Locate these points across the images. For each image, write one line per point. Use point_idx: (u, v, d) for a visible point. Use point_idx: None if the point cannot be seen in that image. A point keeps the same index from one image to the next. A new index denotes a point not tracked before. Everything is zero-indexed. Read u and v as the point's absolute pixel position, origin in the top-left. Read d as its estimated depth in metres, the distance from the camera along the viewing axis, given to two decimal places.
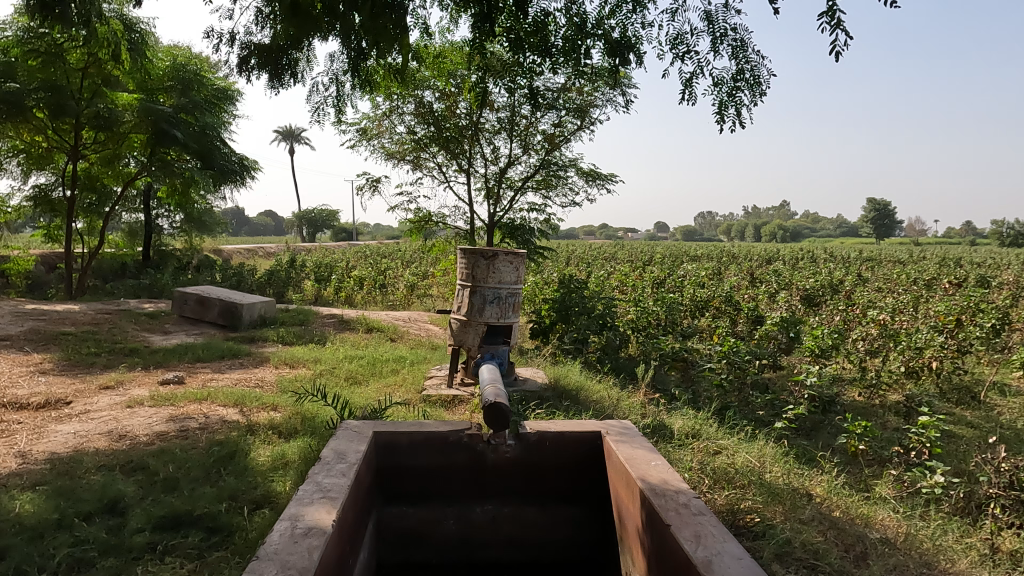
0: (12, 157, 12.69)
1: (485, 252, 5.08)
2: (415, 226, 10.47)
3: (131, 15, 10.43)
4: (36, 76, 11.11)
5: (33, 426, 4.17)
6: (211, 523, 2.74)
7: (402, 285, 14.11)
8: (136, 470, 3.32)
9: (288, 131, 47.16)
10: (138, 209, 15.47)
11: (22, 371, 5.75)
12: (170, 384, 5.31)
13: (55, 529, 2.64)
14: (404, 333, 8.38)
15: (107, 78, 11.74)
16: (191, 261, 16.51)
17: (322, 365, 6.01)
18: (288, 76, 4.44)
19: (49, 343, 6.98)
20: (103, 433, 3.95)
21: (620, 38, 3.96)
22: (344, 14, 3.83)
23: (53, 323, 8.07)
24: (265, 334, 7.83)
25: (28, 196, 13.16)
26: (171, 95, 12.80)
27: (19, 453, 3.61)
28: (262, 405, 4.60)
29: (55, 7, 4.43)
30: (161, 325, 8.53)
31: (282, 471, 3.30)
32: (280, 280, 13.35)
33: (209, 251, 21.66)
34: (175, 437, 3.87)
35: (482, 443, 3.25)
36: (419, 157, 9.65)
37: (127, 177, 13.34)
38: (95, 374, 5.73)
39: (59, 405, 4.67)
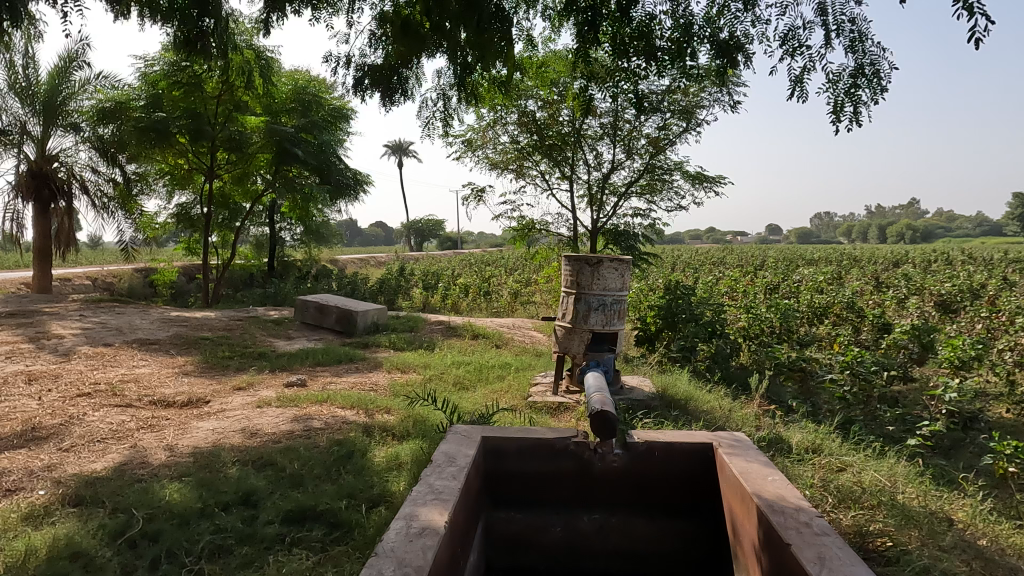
0: (159, 180, 13.94)
1: (590, 258, 5.06)
2: (519, 234, 10.60)
3: (259, 44, 11.34)
4: (179, 106, 12.21)
5: (178, 422, 4.60)
6: (332, 518, 2.91)
7: (506, 292, 14.34)
8: (267, 465, 3.58)
9: (397, 146, 49.37)
10: (264, 223, 16.73)
11: (168, 372, 6.36)
12: (294, 386, 5.68)
13: (198, 517, 2.90)
14: (508, 340, 8.50)
15: (238, 104, 12.71)
16: (310, 271, 17.62)
17: (431, 370, 6.22)
18: (399, 93, 4.78)
19: (190, 346, 7.70)
20: (237, 430, 4.29)
21: (727, 39, 3.88)
22: (450, 31, 4.13)
23: (193, 329, 8.88)
24: (377, 340, 8.20)
25: (173, 214, 14.56)
26: (292, 116, 13.76)
27: (168, 446, 3.99)
28: (377, 407, 4.82)
29: (198, 43, 4.95)
30: (284, 331, 9.16)
31: (396, 472, 3.44)
32: (391, 288, 13.98)
33: (328, 262, 23.11)
34: (300, 436, 4.15)
35: (589, 451, 3.22)
36: (523, 166, 9.79)
37: (255, 194, 14.47)
38: (229, 376, 6.24)
39: (199, 404, 5.13)
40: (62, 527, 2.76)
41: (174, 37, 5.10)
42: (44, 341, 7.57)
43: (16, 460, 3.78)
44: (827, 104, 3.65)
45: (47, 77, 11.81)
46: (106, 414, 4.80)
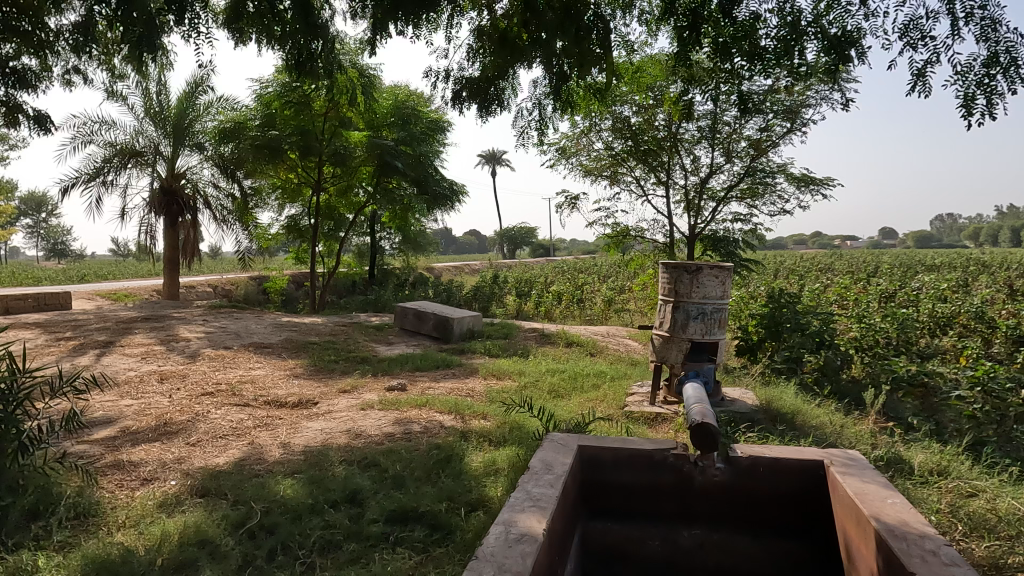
0: (272, 193, 14.90)
1: (688, 266, 4.93)
2: (613, 241, 10.50)
3: (362, 62, 11.92)
4: (289, 124, 13.07)
5: (290, 422, 4.89)
6: (433, 520, 2.99)
7: (600, 300, 14.22)
8: (371, 466, 3.74)
9: (491, 154, 50.31)
10: (366, 233, 17.49)
11: (281, 374, 6.78)
12: (395, 390, 5.89)
13: (309, 512, 3.06)
14: (603, 348, 8.41)
15: (342, 120, 13.36)
16: (409, 278, 18.24)
17: (526, 377, 6.27)
18: (496, 104, 4.89)
19: (300, 350, 8.16)
20: (343, 431, 4.51)
21: (839, 35, 3.69)
22: (547, 41, 4.15)
23: (302, 333, 9.40)
24: (473, 346, 8.35)
25: (284, 225, 15.52)
26: (393, 130, 14.33)
27: (282, 444, 4.25)
28: (474, 413, 4.91)
29: (308, 65, 5.27)
30: (385, 336, 9.52)
31: (494, 477, 3.49)
32: (485, 295, 14.22)
33: (425, 270, 23.85)
34: (401, 438, 4.30)
35: (690, 464, 3.14)
36: (617, 173, 9.69)
37: (358, 205, 15.17)
38: (336, 379, 6.57)
39: (309, 405, 5.43)
40: (191, 516, 2.99)
41: (286, 59, 5.45)
42: (173, 343, 8.27)
43: (151, 452, 4.14)
44: (954, 98, 3.39)
45: (177, 102, 12.83)
46: (226, 412, 5.17)
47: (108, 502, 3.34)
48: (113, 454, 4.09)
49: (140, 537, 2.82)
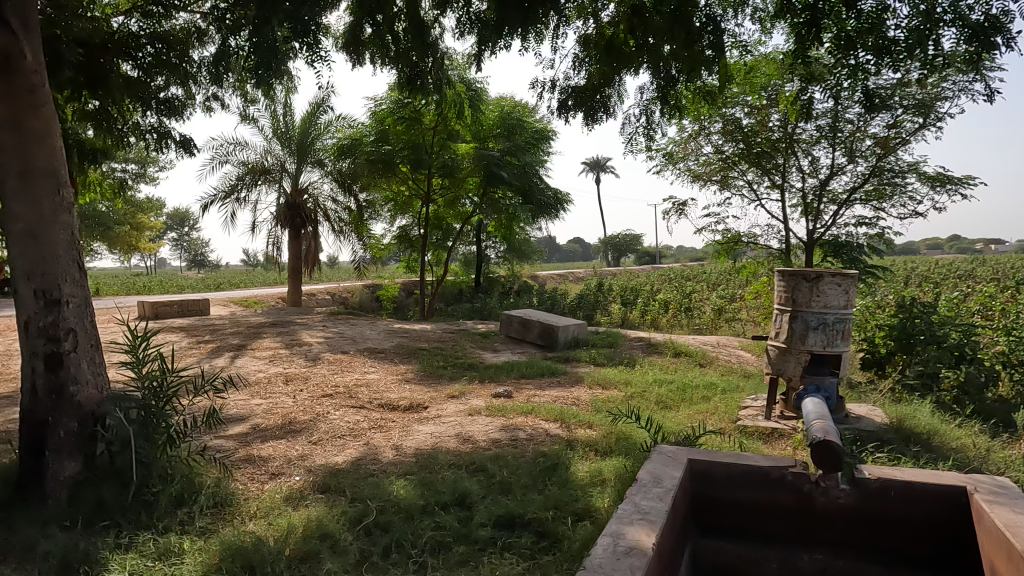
0: (385, 206, 15.61)
1: (807, 273, 4.67)
2: (723, 248, 10.14)
3: (469, 76, 12.28)
4: (401, 139, 13.66)
5: (402, 424, 5.08)
6: (540, 528, 3.01)
7: (709, 309, 13.74)
8: (479, 471, 3.81)
9: (595, 162, 50.13)
10: (473, 242, 17.92)
11: (393, 378, 7.06)
12: (501, 397, 5.98)
13: (421, 513, 3.17)
14: (713, 358, 8.12)
15: (451, 133, 13.79)
16: (513, 286, 18.49)
17: (632, 388, 6.15)
18: (602, 112, 4.92)
19: (411, 356, 8.48)
20: (452, 435, 4.63)
21: (981, 21, 3.38)
22: (656, 46, 4.19)
23: (413, 340, 9.76)
24: (578, 355, 8.32)
25: (396, 236, 16.21)
26: (499, 141, 14.62)
27: (395, 446, 4.43)
28: (580, 422, 4.89)
29: (419, 81, 5.51)
30: (491, 344, 9.69)
31: (600, 487, 3.45)
32: (590, 303, 14.14)
33: (530, 279, 24.08)
34: (508, 445, 4.35)
35: (810, 484, 2.96)
36: (728, 177, 9.35)
37: (465, 215, 15.57)
38: (444, 384, 6.76)
39: (419, 409, 5.62)
40: (313, 511, 3.18)
41: (399, 77, 5.72)
42: (297, 347, 8.86)
43: (278, 449, 4.45)
44: None
45: (301, 122, 13.76)
46: (344, 413, 5.46)
47: (242, 493, 3.63)
48: (246, 449, 4.43)
49: (269, 528, 3.03)
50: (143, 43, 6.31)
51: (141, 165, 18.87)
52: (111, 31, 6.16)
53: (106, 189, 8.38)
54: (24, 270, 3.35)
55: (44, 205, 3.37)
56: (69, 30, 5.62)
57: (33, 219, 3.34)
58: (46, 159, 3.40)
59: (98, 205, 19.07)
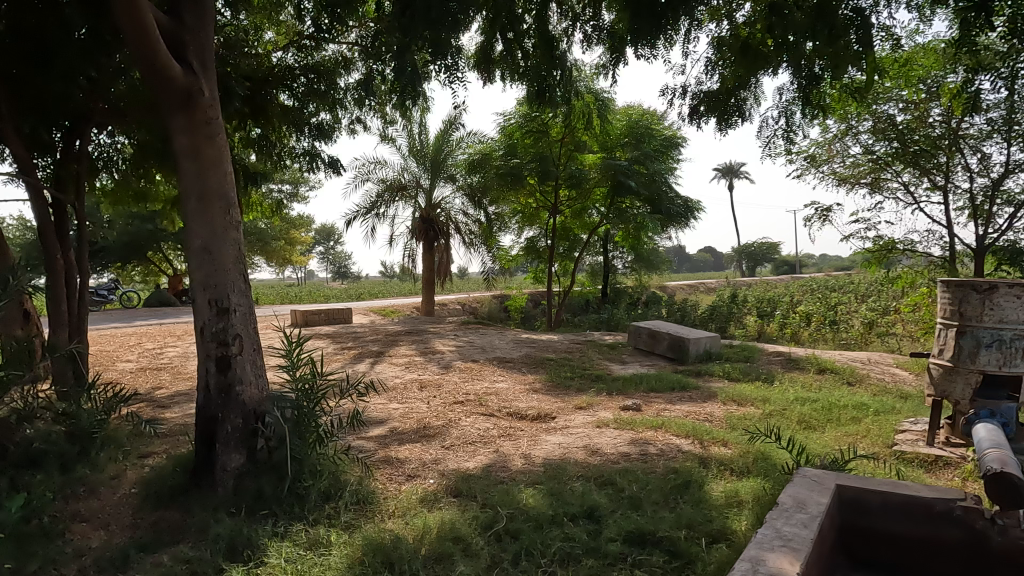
0: (513, 218, 15.93)
1: (978, 284, 4.17)
2: (874, 256, 9.35)
3: (596, 87, 12.26)
4: (529, 152, 13.89)
5: (530, 434, 5.14)
6: (672, 547, 2.91)
7: (858, 322, 12.67)
8: (607, 484, 3.76)
9: (728, 167, 48.10)
10: (599, 252, 17.81)
11: (521, 388, 7.16)
12: (630, 410, 5.87)
13: (550, 523, 3.18)
14: (863, 377, 7.47)
15: (578, 144, 13.83)
16: (641, 297, 18.14)
17: (771, 405, 5.80)
18: (737, 116, 4.75)
19: (538, 366, 8.56)
20: (581, 447, 4.62)
21: None
22: (796, 44, 3.94)
23: (540, 350, 9.85)
24: (710, 368, 8.00)
25: (524, 247, 16.47)
26: (627, 150, 14.45)
27: (523, 455, 4.49)
28: (713, 439, 4.69)
29: (547, 94, 5.60)
30: (618, 355, 9.56)
31: (736, 509, 3.28)
32: (723, 315, 13.56)
33: (658, 290, 23.54)
34: (637, 459, 4.26)
35: (984, 521, 2.64)
36: (880, 178, 8.61)
37: (592, 226, 15.52)
38: (572, 395, 6.74)
39: (547, 419, 5.66)
40: (447, 513, 3.30)
41: (527, 91, 5.83)
42: (430, 355, 9.25)
43: (414, 452, 4.66)
44: None
45: (434, 140, 14.40)
46: (474, 421, 5.62)
47: (381, 492, 3.84)
48: (384, 450, 4.69)
49: (406, 527, 3.19)
50: (297, 74, 6.95)
51: (294, 186, 20.65)
52: (271, 66, 6.83)
53: (265, 209, 9.27)
54: (200, 281, 3.77)
55: (216, 223, 3.79)
56: (237, 67, 6.36)
57: (208, 236, 3.76)
58: (218, 182, 3.82)
59: (259, 222, 21.11)
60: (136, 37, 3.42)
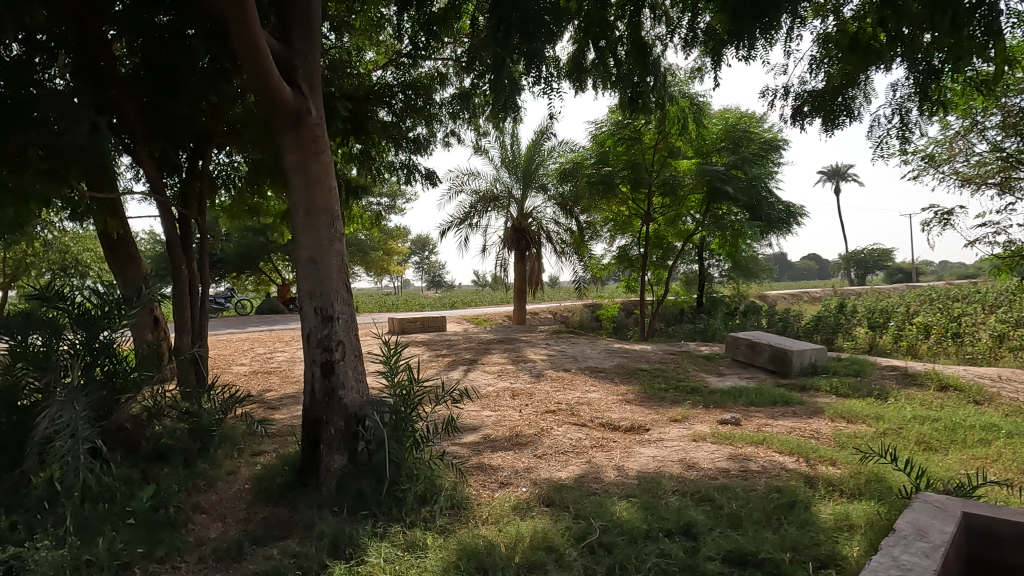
0: (604, 226, 15.82)
1: None
2: (1004, 263, 8.52)
3: (691, 91, 11.96)
4: (621, 159, 13.74)
5: (624, 445, 5.05)
6: (775, 570, 2.77)
7: (985, 335, 11.60)
8: (705, 500, 3.63)
9: (834, 170, 45.52)
10: (694, 260, 17.31)
11: (614, 398, 7.06)
12: (729, 424, 5.65)
13: (644, 538, 3.11)
14: (994, 395, 6.80)
15: (672, 150, 13.54)
16: (739, 307, 17.46)
17: (885, 423, 5.41)
18: (845, 115, 4.54)
19: (631, 376, 8.41)
20: (676, 460, 4.49)
21: None
22: (913, 36, 3.77)
23: (634, 360, 9.68)
24: (817, 383, 7.56)
25: (616, 255, 16.30)
26: (724, 155, 13.99)
27: (617, 466, 4.42)
28: (820, 458, 4.43)
29: (640, 101, 5.53)
30: (716, 367, 9.22)
31: (847, 534, 3.08)
32: (829, 326, 12.82)
33: (757, 299, 22.59)
34: (737, 476, 4.09)
35: None
36: (1010, 178, 7.87)
37: (687, 233, 15.12)
38: (667, 407, 6.58)
39: (641, 431, 5.54)
40: (541, 522, 3.30)
41: (620, 98, 5.77)
42: (522, 363, 9.31)
43: (507, 459, 4.70)
44: None
45: (526, 150, 14.54)
46: (567, 430, 5.60)
47: (475, 498, 3.89)
48: (478, 457, 4.76)
49: (500, 534, 3.22)
50: (396, 91, 7.23)
51: (392, 199, 21.45)
52: (371, 85, 7.17)
53: (366, 221, 9.68)
54: (307, 290, 3.99)
55: (322, 236, 4.00)
56: (341, 87, 6.73)
57: (314, 248, 3.98)
58: (324, 197, 4.03)
59: (359, 233, 22.09)
60: (254, 65, 3.68)
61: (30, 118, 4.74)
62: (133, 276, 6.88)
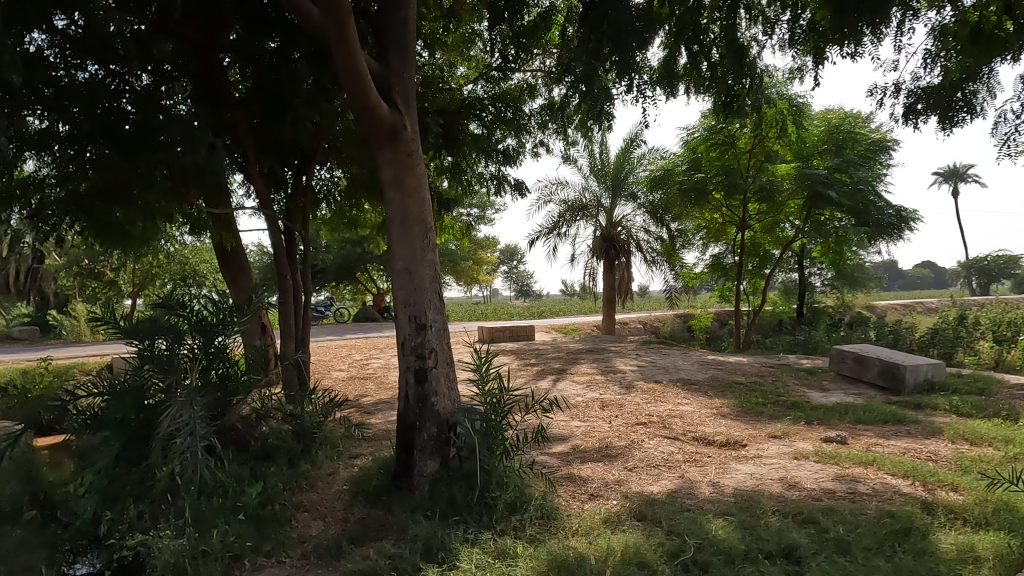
0: (697, 234, 15.39)
1: None
2: None
3: (790, 92, 11.45)
4: (714, 165, 13.33)
5: (719, 461, 4.87)
6: None
7: None
8: (808, 522, 3.44)
9: (951, 170, 42.20)
10: (793, 268, 16.49)
11: (708, 412, 6.82)
12: (833, 442, 5.33)
13: (742, 559, 2.99)
14: None
15: (769, 154, 12.98)
16: (844, 318, 16.47)
17: (1014, 447, 4.93)
18: (965, 110, 4.44)
19: (726, 389, 8.11)
20: (776, 479, 4.29)
21: None
22: None
23: (729, 373, 9.33)
24: (934, 401, 6.99)
25: (708, 264, 15.82)
26: (826, 157, 13.27)
27: (712, 483, 4.27)
28: (939, 482, 4.09)
29: (735, 104, 5.35)
30: (819, 382, 8.73)
31: (972, 566, 2.82)
32: (947, 339, 11.85)
33: (864, 309, 21.23)
34: (844, 498, 3.85)
35: None
36: None
37: (785, 240, 14.45)
38: (765, 422, 6.29)
39: (737, 446, 5.33)
40: (632, 537, 3.24)
41: (713, 102, 5.61)
42: (612, 374, 9.19)
43: (596, 471, 4.65)
44: None
45: (615, 159, 14.41)
46: (658, 443, 5.47)
47: (565, 509, 3.87)
48: (567, 467, 4.73)
49: (590, 546, 3.18)
50: (486, 104, 7.39)
51: (481, 209, 21.85)
52: (463, 98, 7.34)
53: (457, 231, 9.91)
54: (402, 299, 4.13)
55: (416, 246, 4.12)
56: (434, 102, 6.94)
57: (409, 258, 4.11)
58: (418, 209, 4.16)
59: (450, 244, 22.62)
60: (353, 85, 3.85)
61: (157, 141, 5.21)
62: (245, 286, 7.35)
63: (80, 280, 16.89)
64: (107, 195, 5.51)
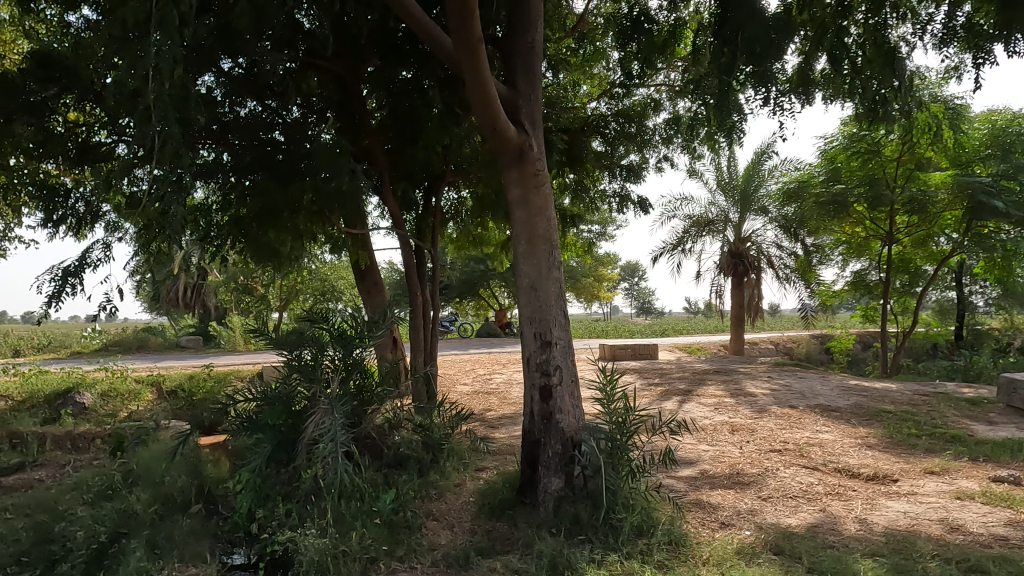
0: (836, 249, 14.31)
1: None
2: None
3: (945, 93, 10.46)
4: (856, 174, 12.45)
5: (866, 496, 4.49)
6: None
7: None
8: (975, 571, 3.08)
9: None
10: (951, 286, 14.90)
11: (852, 442, 6.30)
12: (1005, 483, 4.74)
13: None
14: None
15: (919, 160, 11.75)
16: (1015, 342, 14.62)
17: None
18: None
19: (873, 418, 7.44)
20: (935, 520, 3.87)
21: None
22: None
23: (875, 400, 8.57)
24: None
25: (849, 281, 14.67)
26: (990, 163, 11.95)
27: (857, 519, 3.94)
28: None
29: (882, 109, 4.96)
30: (985, 413, 7.79)
31: None
32: None
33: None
34: (1019, 546, 3.41)
35: None
36: None
37: (941, 255, 13.12)
38: (919, 456, 5.71)
39: (887, 481, 4.88)
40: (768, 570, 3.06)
41: (857, 109, 5.26)
42: (742, 397, 8.74)
43: (727, 498, 4.45)
44: None
45: (744, 171, 13.85)
46: (796, 473, 5.13)
47: (694, 536, 3.73)
48: (696, 493, 4.56)
49: None
50: (609, 120, 7.43)
51: (603, 226, 21.73)
52: (586, 117, 7.42)
53: (579, 248, 9.91)
54: (528, 316, 4.20)
55: (542, 265, 4.19)
56: (558, 121, 7.05)
57: (535, 275, 4.18)
58: (544, 227, 4.22)
59: (572, 261, 22.65)
60: (484, 109, 4.00)
61: (306, 169, 5.68)
62: (379, 301, 7.79)
63: (237, 294, 18.65)
64: (263, 219, 6.10)
